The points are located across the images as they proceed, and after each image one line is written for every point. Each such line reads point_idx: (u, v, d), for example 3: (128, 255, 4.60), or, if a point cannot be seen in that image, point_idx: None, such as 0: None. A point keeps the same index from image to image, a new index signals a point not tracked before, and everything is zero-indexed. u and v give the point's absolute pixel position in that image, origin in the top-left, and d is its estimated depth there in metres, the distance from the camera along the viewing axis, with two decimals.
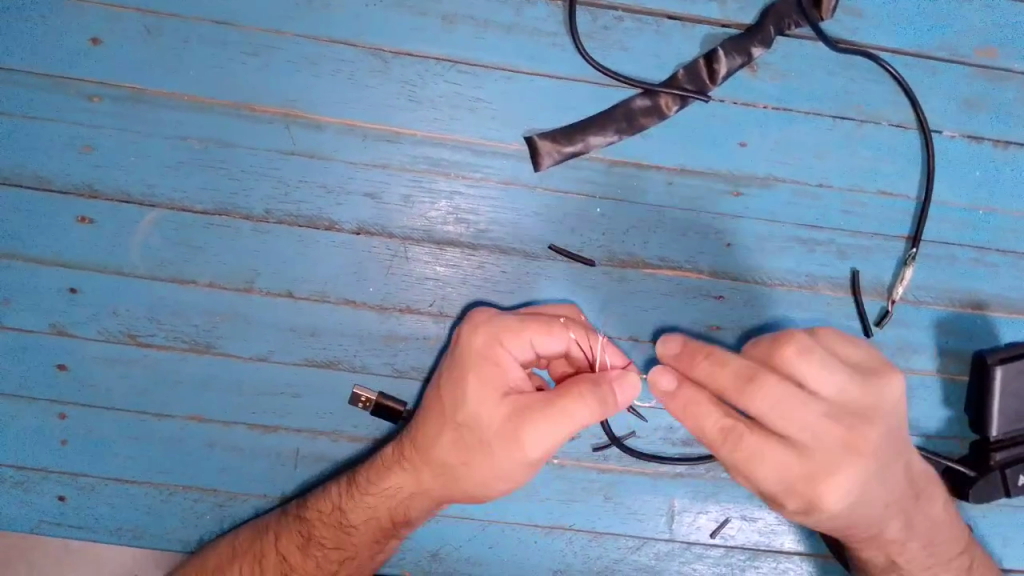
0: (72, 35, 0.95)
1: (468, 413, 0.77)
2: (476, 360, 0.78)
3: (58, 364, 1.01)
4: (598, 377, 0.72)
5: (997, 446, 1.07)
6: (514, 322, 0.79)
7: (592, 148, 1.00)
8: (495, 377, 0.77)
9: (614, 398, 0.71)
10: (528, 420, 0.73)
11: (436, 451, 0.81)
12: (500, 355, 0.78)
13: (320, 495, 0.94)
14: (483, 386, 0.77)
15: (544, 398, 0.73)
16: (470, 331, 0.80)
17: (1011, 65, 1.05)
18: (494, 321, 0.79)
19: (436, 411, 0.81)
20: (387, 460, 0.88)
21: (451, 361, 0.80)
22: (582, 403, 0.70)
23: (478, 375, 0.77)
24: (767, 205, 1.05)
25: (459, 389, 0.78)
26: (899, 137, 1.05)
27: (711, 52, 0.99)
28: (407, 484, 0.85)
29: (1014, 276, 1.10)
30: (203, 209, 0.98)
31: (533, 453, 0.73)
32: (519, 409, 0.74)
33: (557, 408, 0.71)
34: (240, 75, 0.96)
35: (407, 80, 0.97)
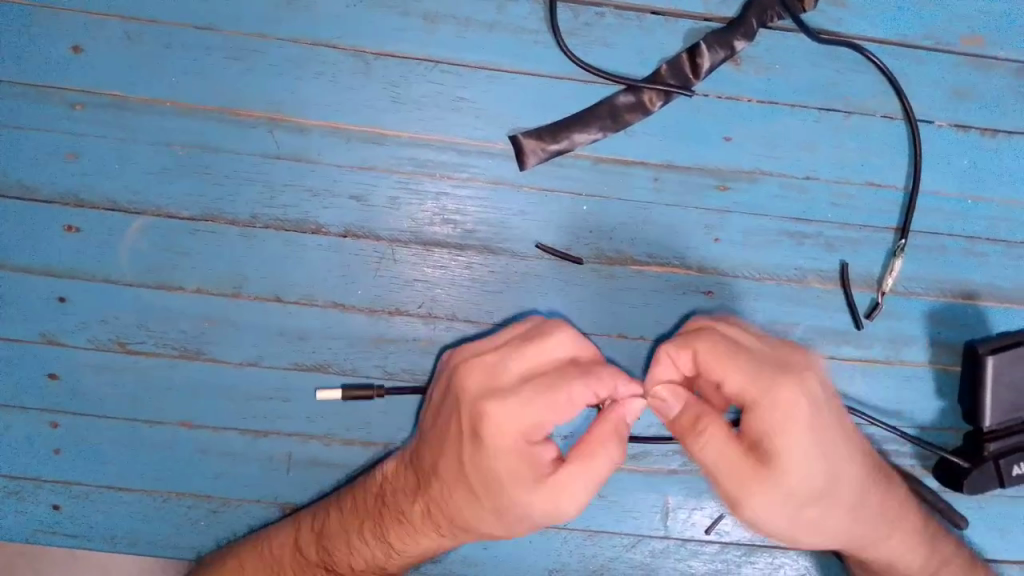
0: (55, 44, 0.95)
1: (510, 502, 0.71)
2: (507, 451, 0.69)
3: (48, 373, 1.01)
4: (610, 419, 0.69)
5: (991, 436, 1.06)
6: (516, 396, 0.69)
7: (577, 145, 1.00)
8: (530, 464, 0.69)
9: (630, 424, 0.71)
10: (575, 496, 0.68)
11: (478, 526, 0.76)
12: (527, 438, 0.69)
13: (348, 552, 0.92)
14: (518, 473, 0.69)
15: (576, 465, 0.68)
16: (489, 419, 0.69)
17: (997, 52, 1.05)
18: (512, 403, 0.69)
19: (466, 491, 0.74)
20: (415, 526, 0.84)
21: (472, 446, 0.71)
22: (616, 453, 0.68)
23: (512, 465, 0.69)
24: (754, 199, 1.05)
25: (492, 476, 0.71)
26: (886, 128, 1.05)
27: (694, 46, 0.99)
28: (446, 543, 0.83)
29: (1005, 265, 1.09)
30: (189, 215, 0.98)
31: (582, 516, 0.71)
32: (565, 492, 0.68)
33: (595, 467, 0.68)
34: (223, 80, 0.96)
35: (390, 81, 0.97)
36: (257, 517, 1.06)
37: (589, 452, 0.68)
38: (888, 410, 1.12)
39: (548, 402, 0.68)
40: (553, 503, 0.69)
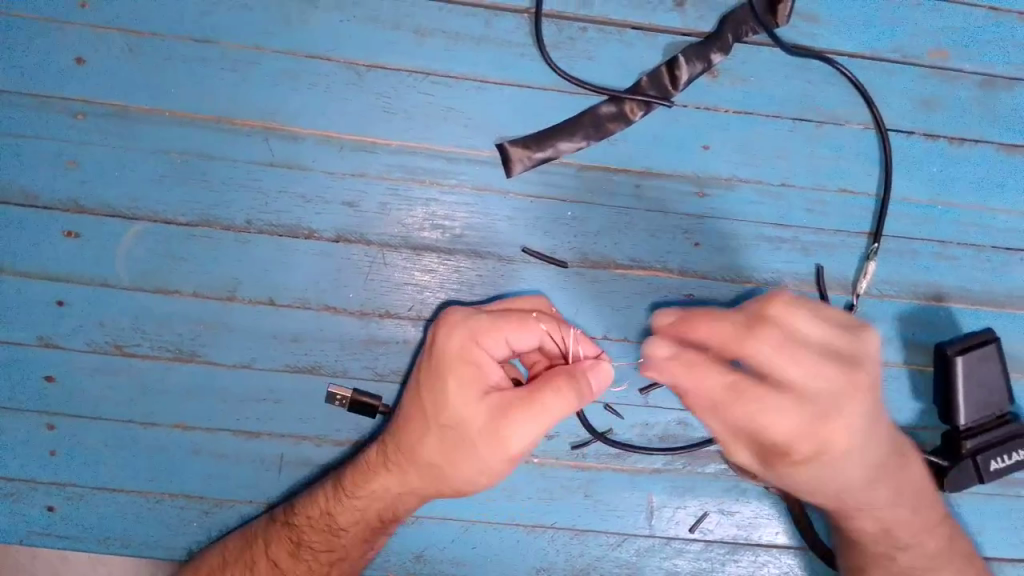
0: (57, 56, 0.98)
1: (452, 413, 0.80)
2: (452, 362, 0.81)
3: (45, 376, 1.03)
4: (573, 369, 0.78)
5: (968, 434, 1.09)
6: (487, 321, 0.82)
7: (562, 153, 1.04)
8: (472, 378, 0.80)
9: (589, 388, 0.77)
10: (511, 414, 0.77)
11: (421, 451, 0.84)
12: (475, 356, 0.81)
13: (308, 501, 0.96)
14: (465, 387, 0.80)
15: (522, 392, 0.77)
16: (446, 332, 0.83)
17: (962, 65, 1.10)
18: (469, 321, 0.82)
19: (417, 412, 0.84)
20: (371, 463, 0.91)
21: (427, 362, 0.83)
22: (559, 394, 0.76)
23: (457, 379, 0.80)
24: (732, 205, 1.09)
25: (440, 389, 0.81)
26: (857, 137, 1.09)
27: (673, 59, 1.03)
28: (392, 483, 0.89)
29: (974, 268, 1.14)
30: (185, 220, 1.01)
31: (513, 445, 0.78)
32: (499, 407, 0.78)
33: (536, 401, 0.76)
34: (221, 91, 1.00)
35: (381, 92, 1.01)
36: (249, 517, 1.08)
37: (535, 385, 0.77)
38: None
39: (501, 325, 0.82)
40: (487, 417, 0.79)
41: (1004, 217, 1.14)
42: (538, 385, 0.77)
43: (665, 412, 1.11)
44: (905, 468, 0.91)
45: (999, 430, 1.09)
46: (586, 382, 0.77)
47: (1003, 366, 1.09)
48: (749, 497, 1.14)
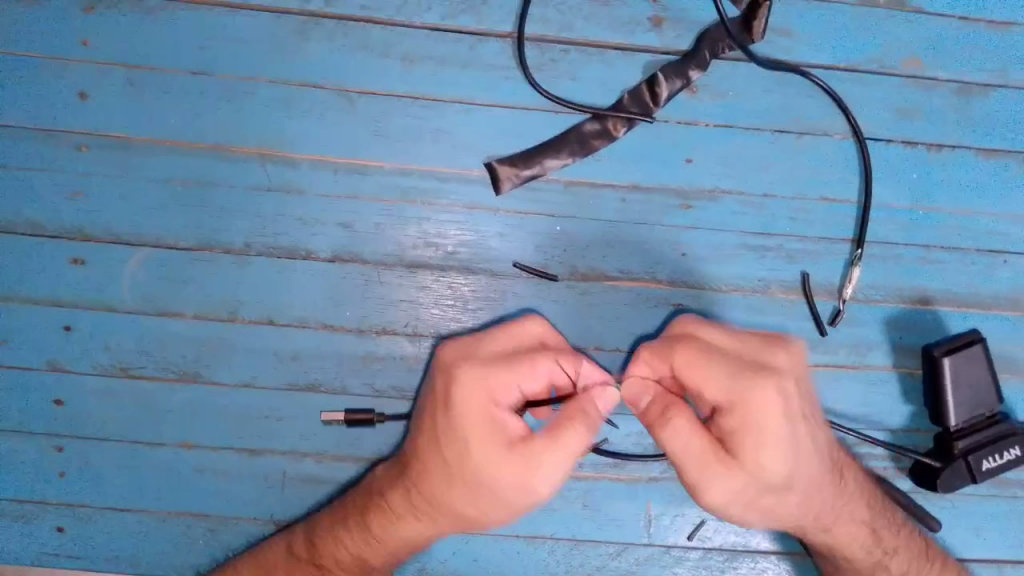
0: (64, 92, 1.03)
1: (479, 470, 0.80)
2: (472, 421, 0.80)
3: (54, 399, 1.06)
4: (583, 402, 0.80)
5: (959, 435, 1.11)
6: (495, 369, 0.81)
7: (549, 170, 1.08)
8: (493, 432, 0.79)
9: (597, 411, 0.80)
10: (538, 462, 0.77)
11: (453, 502, 0.85)
12: (492, 410, 0.80)
13: (334, 544, 0.99)
14: (489, 441, 0.79)
15: (543, 436, 0.78)
16: (456, 390, 0.81)
17: (936, 73, 1.13)
18: (478, 373, 0.81)
19: (440, 467, 0.84)
20: (396, 511, 0.92)
21: (447, 417, 0.82)
22: (579, 432, 0.77)
23: (477, 435, 0.79)
24: (717, 216, 1.12)
25: (464, 444, 0.81)
26: (837, 146, 1.12)
27: (652, 77, 1.07)
28: (424, 528, 0.91)
29: (958, 271, 1.16)
30: (188, 245, 1.05)
31: (545, 490, 0.78)
32: (526, 458, 0.78)
33: (559, 440, 0.77)
34: (220, 120, 1.04)
35: (373, 117, 1.05)
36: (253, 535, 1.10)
37: (554, 427, 0.78)
38: (857, 415, 1.17)
39: (512, 372, 0.81)
40: (518, 471, 0.78)
41: (986, 220, 1.16)
42: (558, 427, 0.78)
43: None
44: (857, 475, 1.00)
45: (990, 430, 1.11)
46: (595, 409, 0.80)
47: (992, 366, 1.10)
48: None
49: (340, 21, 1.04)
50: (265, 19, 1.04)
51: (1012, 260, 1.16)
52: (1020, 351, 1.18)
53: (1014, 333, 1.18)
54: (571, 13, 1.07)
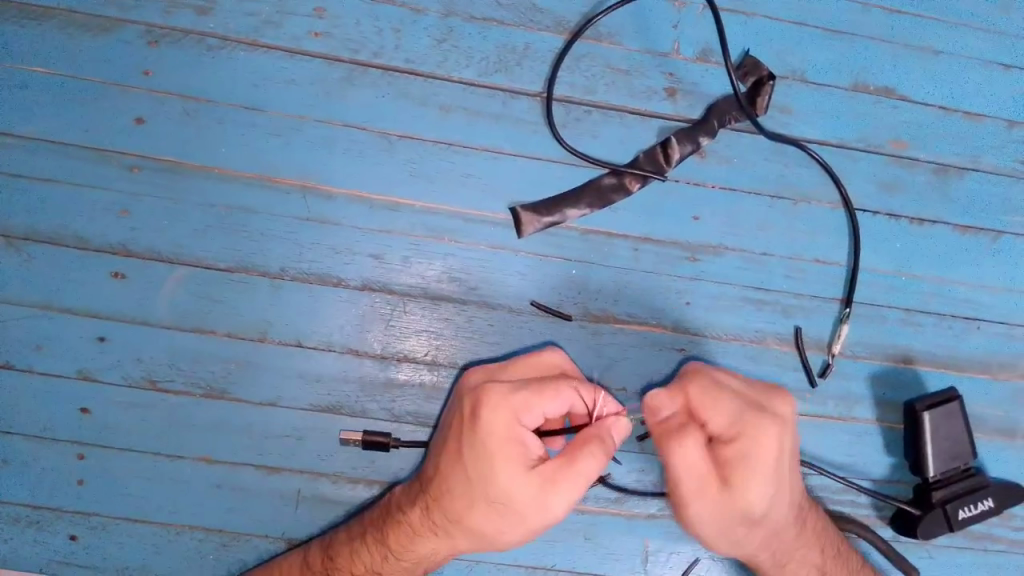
0: (120, 116, 1.10)
1: (501, 490, 0.84)
2: (500, 444, 0.83)
3: (81, 408, 1.10)
4: (600, 432, 0.85)
5: (938, 486, 1.18)
6: (526, 398, 0.84)
7: (569, 219, 1.16)
8: (519, 454, 0.84)
9: (612, 441, 0.86)
10: (560, 489, 0.82)
11: (469, 520, 0.88)
12: (519, 433, 0.84)
13: (349, 558, 1.04)
14: (511, 466, 0.83)
15: (565, 465, 0.82)
16: (489, 413, 0.84)
17: (918, 154, 1.25)
18: (510, 401, 0.84)
19: (462, 484, 0.88)
20: (417, 529, 0.97)
21: (471, 439, 0.85)
22: (593, 458, 0.83)
23: (506, 457, 0.83)
24: (719, 270, 1.21)
25: (487, 469, 0.84)
26: (829, 213, 1.23)
27: (666, 140, 1.18)
28: (441, 544, 0.95)
29: (937, 334, 1.26)
30: (225, 267, 1.11)
31: (560, 512, 0.84)
32: (548, 482, 0.82)
33: (577, 468, 0.82)
34: (266, 152, 1.11)
35: (410, 159, 1.13)
36: (264, 551, 1.13)
37: (573, 453, 0.83)
38: (841, 464, 1.25)
39: (538, 399, 0.85)
40: (537, 493, 0.83)
41: (962, 289, 1.26)
42: (577, 452, 0.83)
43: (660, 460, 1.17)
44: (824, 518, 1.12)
45: (963, 482, 1.19)
46: (611, 439, 0.85)
47: (967, 423, 1.19)
48: None
49: (385, 71, 1.13)
50: (316, 64, 1.12)
51: (983, 326, 1.27)
52: (990, 411, 1.27)
53: (985, 394, 1.27)
54: (594, 78, 1.18)
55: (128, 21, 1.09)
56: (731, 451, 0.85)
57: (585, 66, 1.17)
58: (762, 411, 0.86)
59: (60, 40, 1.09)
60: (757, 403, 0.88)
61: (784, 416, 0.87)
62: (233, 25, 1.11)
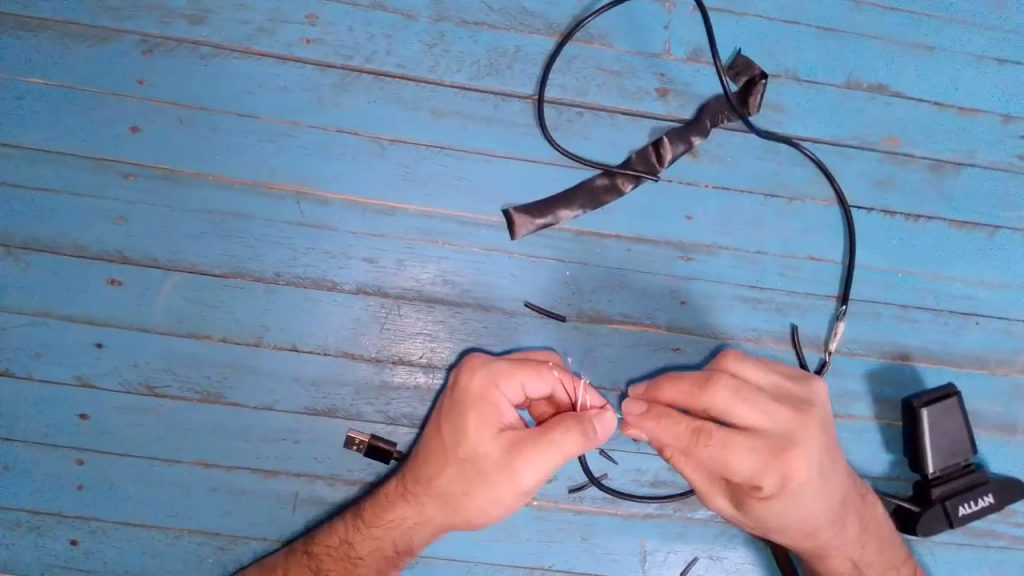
0: (116, 125, 1.11)
1: (468, 446, 0.89)
2: (474, 402, 0.89)
3: (79, 414, 1.11)
4: (582, 416, 0.85)
5: (937, 482, 1.17)
6: (507, 365, 0.90)
7: (561, 220, 1.16)
8: (490, 415, 0.88)
9: (596, 433, 0.85)
10: (524, 452, 0.85)
11: (438, 482, 0.92)
12: (494, 396, 0.89)
13: (327, 531, 1.05)
14: (482, 424, 0.88)
15: (535, 433, 0.85)
16: (469, 373, 0.91)
17: (913, 150, 1.24)
18: (490, 365, 0.90)
19: (438, 445, 0.92)
20: (391, 497, 0.99)
21: (450, 400, 0.91)
22: (568, 434, 0.83)
23: (476, 415, 0.88)
24: (713, 269, 1.21)
25: (460, 426, 0.90)
26: (824, 211, 1.22)
27: (658, 140, 1.18)
28: (410, 514, 0.97)
29: (934, 331, 1.25)
30: (220, 272, 1.12)
31: (522, 478, 0.86)
32: (513, 443, 0.86)
33: (545, 437, 0.84)
34: (260, 158, 1.12)
35: (402, 163, 1.14)
36: (261, 554, 1.14)
37: (546, 424, 0.85)
38: None
39: (519, 369, 0.90)
40: (501, 451, 0.87)
41: (959, 285, 1.26)
42: (551, 426, 0.85)
43: (657, 459, 1.17)
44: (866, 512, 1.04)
45: (963, 478, 1.18)
46: (592, 425, 0.85)
47: (966, 419, 1.18)
48: (736, 543, 1.20)
49: (377, 76, 1.14)
50: (308, 70, 1.13)
51: (981, 322, 1.26)
52: (990, 407, 1.27)
53: (985, 390, 1.26)
54: (586, 80, 1.18)
55: (123, 31, 1.11)
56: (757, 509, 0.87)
57: (577, 68, 1.18)
58: (785, 450, 0.83)
59: (57, 50, 1.10)
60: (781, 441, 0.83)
61: (809, 450, 0.84)
62: (226, 33, 1.12)
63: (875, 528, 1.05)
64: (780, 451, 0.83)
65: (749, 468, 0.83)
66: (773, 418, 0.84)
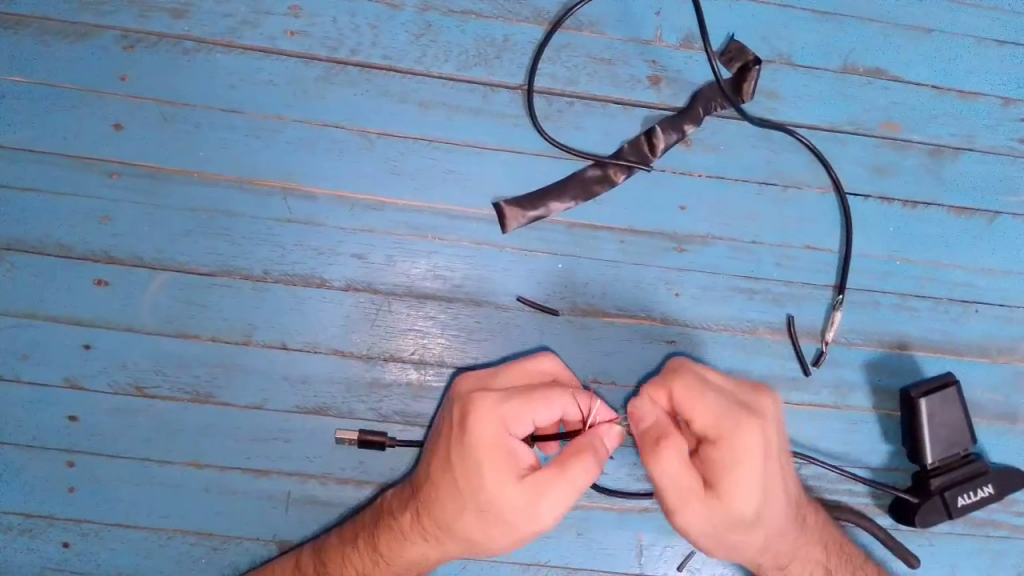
0: (99, 123, 1.09)
1: (488, 496, 0.85)
2: (489, 450, 0.84)
3: (69, 416, 1.11)
4: (593, 440, 0.85)
5: (936, 473, 1.16)
6: (519, 407, 0.85)
7: (553, 212, 1.14)
8: (506, 461, 0.84)
9: (608, 451, 0.85)
10: (548, 497, 0.83)
11: (458, 526, 0.89)
12: (508, 441, 0.85)
13: (342, 562, 1.05)
14: (501, 473, 0.84)
15: (555, 475, 0.83)
16: (478, 421, 0.85)
17: (911, 136, 1.22)
18: (499, 407, 0.85)
19: (452, 490, 0.88)
20: (406, 532, 0.98)
21: (460, 449, 0.86)
22: (589, 470, 0.82)
23: (494, 464, 0.84)
24: (707, 260, 1.19)
25: (476, 475, 0.85)
26: (820, 199, 1.20)
27: (651, 129, 1.16)
28: (429, 548, 0.96)
29: (933, 319, 1.24)
30: (208, 271, 1.11)
31: (547, 520, 0.84)
32: (536, 490, 0.83)
33: (568, 480, 0.82)
34: (245, 154, 1.11)
35: (390, 157, 1.12)
36: (256, 553, 1.14)
37: (565, 464, 0.83)
38: (837, 453, 1.23)
39: (530, 408, 0.85)
40: (524, 499, 0.83)
41: (958, 272, 1.24)
42: (567, 463, 0.83)
43: None
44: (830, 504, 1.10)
45: (963, 468, 1.16)
46: (604, 448, 0.85)
47: (964, 408, 1.16)
48: None
49: (363, 68, 1.12)
50: (293, 63, 1.11)
51: (981, 309, 1.24)
52: (989, 395, 1.25)
53: (984, 378, 1.25)
54: (576, 69, 1.16)
55: (103, 26, 1.09)
56: (717, 471, 0.83)
57: (567, 57, 1.15)
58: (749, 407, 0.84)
59: (36, 47, 1.09)
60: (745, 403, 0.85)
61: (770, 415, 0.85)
62: (208, 27, 1.10)
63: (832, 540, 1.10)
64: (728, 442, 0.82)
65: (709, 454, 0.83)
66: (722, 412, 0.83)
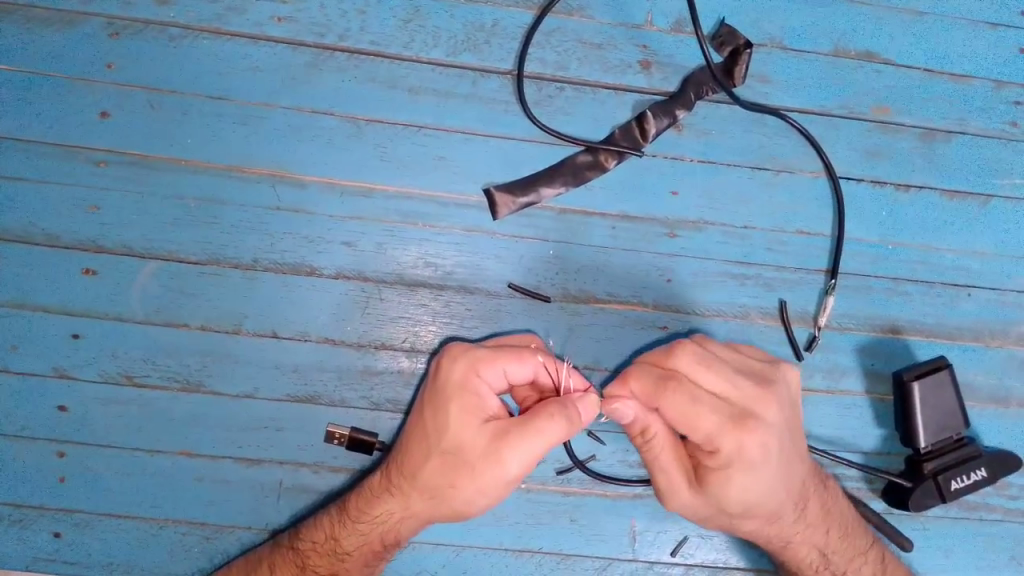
0: (85, 111, 1.09)
1: (452, 437, 0.87)
2: (456, 392, 0.87)
3: (59, 406, 1.11)
4: (565, 399, 0.84)
5: (929, 457, 1.16)
6: (488, 352, 0.89)
7: (544, 198, 1.14)
8: (473, 405, 0.87)
9: (579, 415, 0.83)
10: (510, 441, 0.83)
11: (424, 474, 0.91)
12: (476, 384, 0.88)
13: (313, 527, 1.04)
14: (465, 415, 0.87)
15: (518, 421, 0.83)
16: (449, 364, 0.89)
17: (904, 119, 1.21)
18: (471, 353, 0.89)
19: (420, 437, 0.91)
20: (376, 490, 0.99)
21: (432, 391, 0.90)
22: (552, 420, 0.81)
23: (459, 405, 0.87)
24: (699, 245, 1.18)
25: (443, 416, 0.88)
26: (811, 183, 1.20)
27: (641, 114, 1.15)
28: (396, 507, 0.96)
29: (927, 304, 1.23)
30: (196, 260, 1.10)
31: (508, 468, 0.84)
32: (496, 435, 0.84)
33: (531, 426, 0.82)
34: (233, 142, 1.10)
35: (379, 143, 1.11)
36: (248, 543, 1.14)
37: (531, 411, 0.83)
38: (830, 438, 1.23)
39: (500, 356, 0.89)
40: (487, 441, 0.85)
41: (951, 256, 1.23)
42: (534, 415, 0.83)
43: None
44: (828, 495, 1.06)
45: (955, 452, 1.16)
46: (576, 412, 0.83)
47: (958, 391, 1.16)
48: None
49: (351, 54, 1.11)
50: (280, 50, 1.10)
51: (975, 293, 1.24)
52: (983, 380, 1.25)
53: (977, 362, 1.25)
54: (567, 54, 1.15)
55: (89, 14, 1.08)
56: (714, 481, 0.88)
57: (557, 41, 1.15)
58: (749, 419, 0.85)
59: (21, 35, 1.08)
60: (743, 410, 0.85)
61: (772, 423, 0.86)
62: (195, 14, 1.09)
63: (837, 516, 1.06)
64: (743, 418, 0.85)
65: (708, 430, 0.84)
66: (736, 387, 0.86)
